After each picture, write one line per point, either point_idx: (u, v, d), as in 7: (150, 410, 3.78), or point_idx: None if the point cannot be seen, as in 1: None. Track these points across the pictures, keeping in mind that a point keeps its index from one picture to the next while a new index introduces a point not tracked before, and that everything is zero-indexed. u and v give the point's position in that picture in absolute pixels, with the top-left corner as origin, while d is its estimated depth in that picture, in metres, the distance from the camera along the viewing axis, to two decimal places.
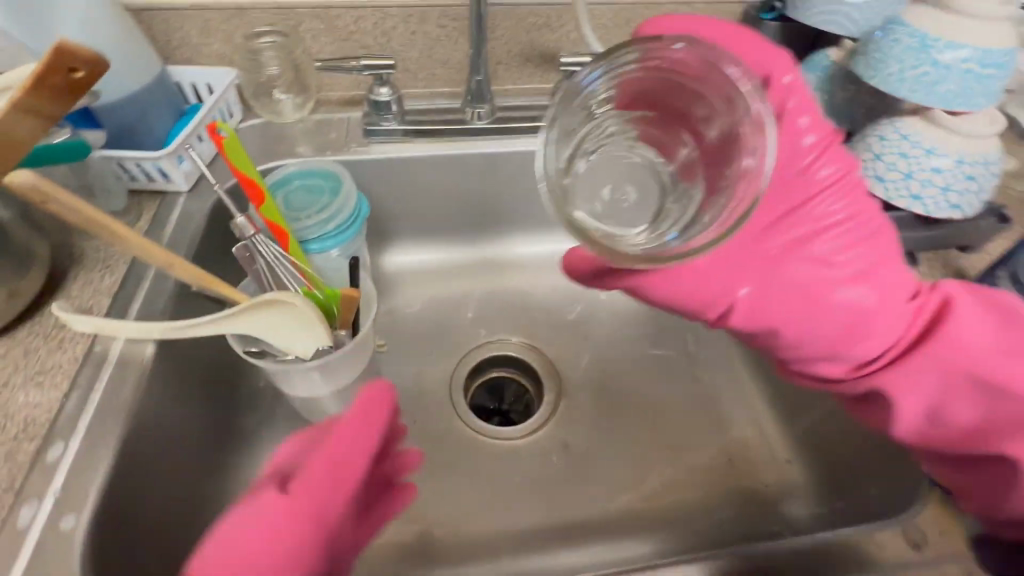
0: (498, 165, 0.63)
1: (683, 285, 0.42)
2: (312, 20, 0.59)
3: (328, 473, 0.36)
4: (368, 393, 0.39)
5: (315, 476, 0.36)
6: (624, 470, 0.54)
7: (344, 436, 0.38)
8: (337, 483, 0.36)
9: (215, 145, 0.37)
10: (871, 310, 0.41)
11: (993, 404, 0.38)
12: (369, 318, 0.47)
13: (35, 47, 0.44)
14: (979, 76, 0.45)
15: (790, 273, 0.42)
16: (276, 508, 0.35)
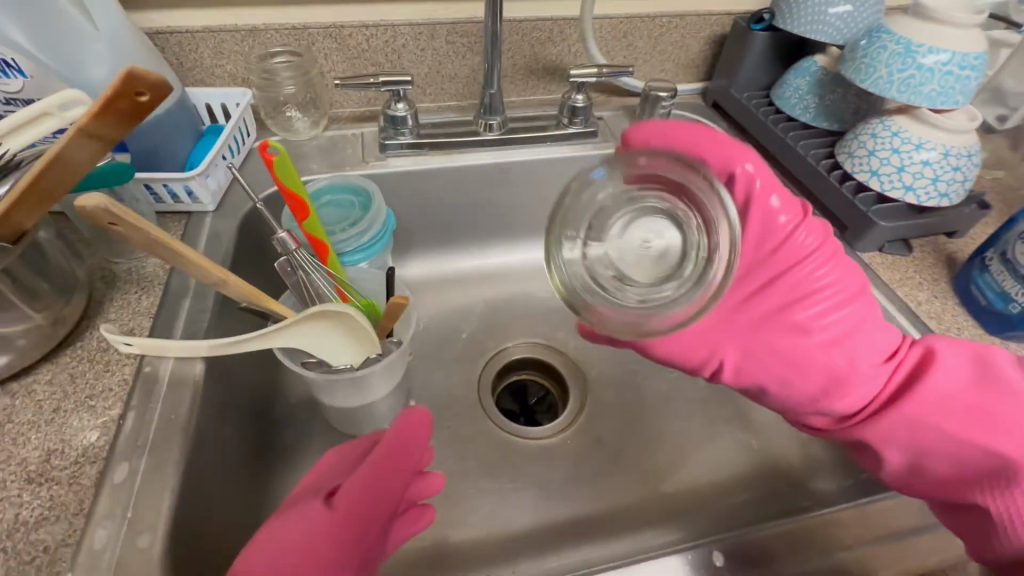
0: (511, 174, 0.65)
1: (673, 350, 0.45)
2: (325, 40, 0.60)
3: (366, 487, 0.39)
4: (409, 420, 0.43)
5: (354, 488, 0.39)
6: (654, 459, 0.56)
7: (383, 455, 0.41)
8: (373, 497, 0.39)
9: (265, 163, 0.38)
10: (851, 377, 0.43)
11: (968, 457, 0.39)
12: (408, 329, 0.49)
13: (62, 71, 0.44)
14: (958, 77, 0.49)
15: (770, 340, 0.44)
16: (318, 514, 0.38)
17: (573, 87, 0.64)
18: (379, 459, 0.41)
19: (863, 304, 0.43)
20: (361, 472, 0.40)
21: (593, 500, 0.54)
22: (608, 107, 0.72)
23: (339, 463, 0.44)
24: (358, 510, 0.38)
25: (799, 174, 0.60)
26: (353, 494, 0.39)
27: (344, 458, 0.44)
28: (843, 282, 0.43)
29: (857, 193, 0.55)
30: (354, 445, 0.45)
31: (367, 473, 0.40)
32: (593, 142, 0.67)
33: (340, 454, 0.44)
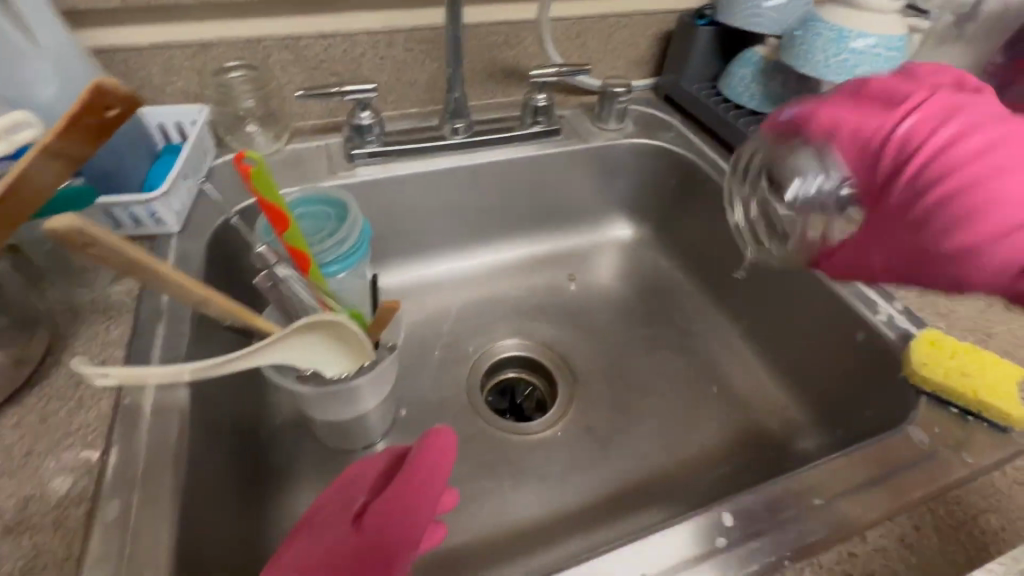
0: (479, 175, 0.66)
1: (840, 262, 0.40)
2: (281, 52, 0.59)
3: (392, 512, 0.38)
4: (438, 440, 0.41)
5: (380, 512, 0.38)
6: (645, 440, 0.58)
7: (410, 482, 0.39)
8: (398, 522, 0.38)
9: (242, 174, 0.37)
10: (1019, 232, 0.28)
11: None
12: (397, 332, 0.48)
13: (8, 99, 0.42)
14: (885, 58, 0.54)
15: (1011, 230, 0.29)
16: (346, 536, 0.38)
17: (535, 87, 0.66)
18: (403, 483, 0.39)
19: (999, 177, 0.29)
20: (387, 497, 0.39)
21: (592, 486, 0.55)
22: (567, 106, 0.74)
23: (360, 477, 0.42)
24: (384, 536, 0.37)
25: None
26: (379, 518, 0.38)
27: (364, 472, 0.43)
28: (927, 217, 0.31)
29: None
30: (376, 460, 0.43)
31: (393, 499, 0.39)
32: (557, 141, 0.69)
33: (362, 467, 0.43)
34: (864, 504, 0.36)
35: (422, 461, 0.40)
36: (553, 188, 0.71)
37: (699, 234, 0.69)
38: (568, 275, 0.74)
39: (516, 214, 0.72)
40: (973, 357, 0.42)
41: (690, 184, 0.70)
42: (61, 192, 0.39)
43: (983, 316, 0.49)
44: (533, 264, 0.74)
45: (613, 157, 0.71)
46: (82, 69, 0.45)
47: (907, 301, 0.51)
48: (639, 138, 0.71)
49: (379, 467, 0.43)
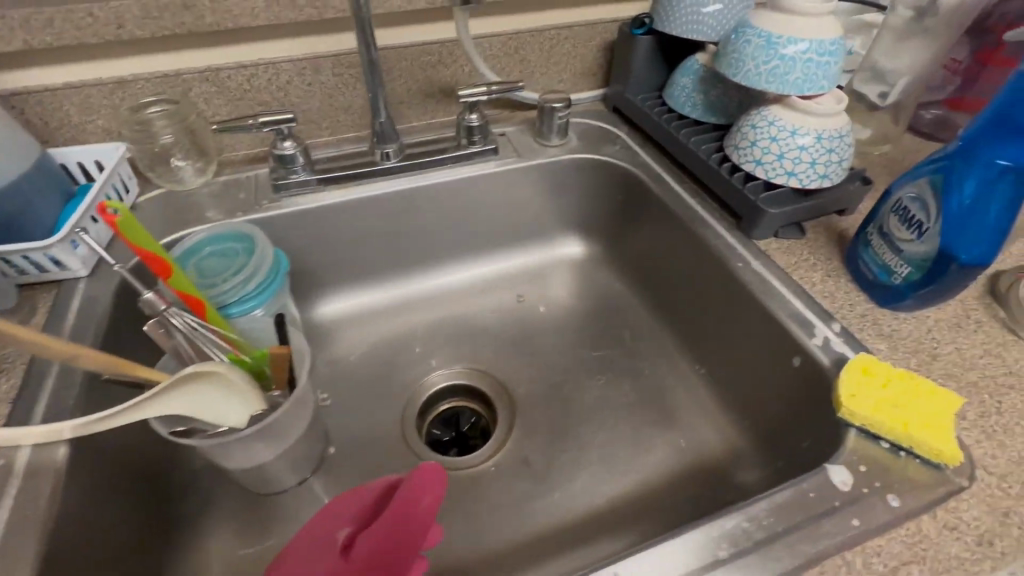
0: (413, 200, 0.64)
1: None
2: (202, 84, 0.58)
3: (382, 543, 0.39)
4: (425, 472, 0.40)
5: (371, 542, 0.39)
6: (584, 472, 0.55)
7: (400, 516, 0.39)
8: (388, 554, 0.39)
9: (109, 226, 0.35)
10: None
11: None
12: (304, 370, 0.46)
13: None
14: (818, 63, 0.51)
15: None
16: (333, 566, 0.38)
17: (465, 107, 0.64)
18: (392, 512, 0.40)
19: None
20: (378, 527, 0.39)
21: (525, 520, 0.52)
22: (509, 123, 0.72)
23: (354, 503, 0.43)
24: (371, 568, 0.38)
25: (694, 170, 0.61)
26: (367, 550, 0.38)
27: (358, 497, 0.43)
28: None
29: (744, 183, 0.56)
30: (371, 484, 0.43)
31: (385, 532, 0.39)
32: (495, 160, 0.67)
33: (357, 493, 0.43)
34: (774, 555, 0.33)
35: (408, 492, 0.40)
36: (495, 207, 0.69)
37: (646, 250, 0.67)
38: (517, 295, 0.72)
39: (459, 236, 0.70)
40: (906, 384, 0.39)
41: (635, 200, 0.67)
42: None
43: (929, 335, 0.46)
44: (480, 287, 0.72)
45: (555, 175, 0.69)
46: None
47: (846, 321, 0.47)
48: (583, 154, 0.69)
49: (372, 492, 0.42)
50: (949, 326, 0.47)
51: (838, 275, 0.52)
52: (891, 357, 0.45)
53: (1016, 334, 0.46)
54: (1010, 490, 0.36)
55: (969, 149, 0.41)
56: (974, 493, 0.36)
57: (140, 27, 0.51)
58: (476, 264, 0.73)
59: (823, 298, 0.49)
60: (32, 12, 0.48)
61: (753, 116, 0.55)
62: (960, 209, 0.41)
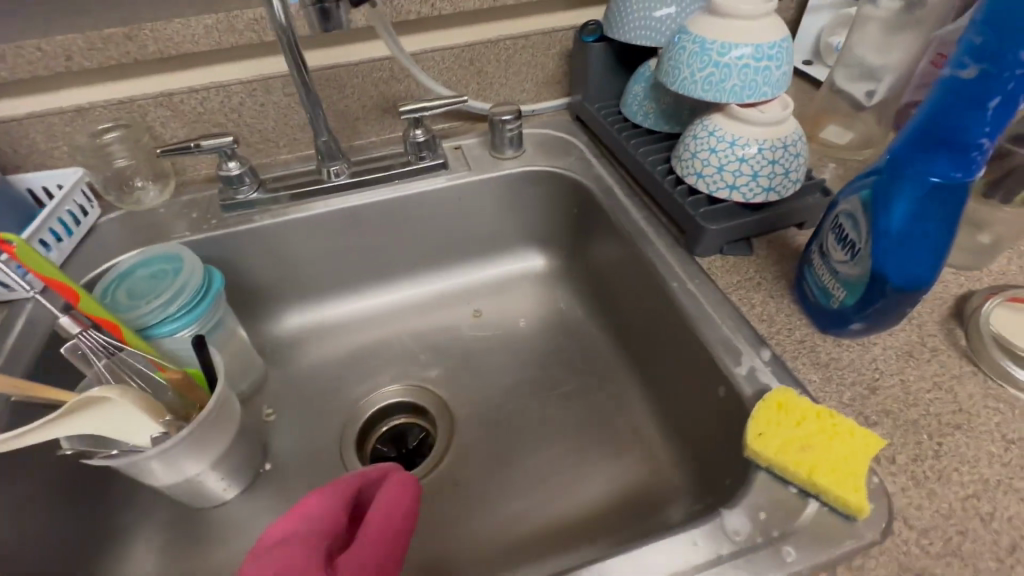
0: (361, 217, 0.65)
1: None
2: (157, 108, 0.60)
3: (377, 544, 0.40)
4: (404, 482, 0.44)
5: (364, 545, 0.39)
6: (515, 498, 0.54)
7: (393, 515, 0.41)
8: (381, 555, 0.39)
9: (8, 254, 0.38)
10: None
11: None
12: (222, 377, 0.47)
13: None
14: (757, 69, 0.47)
15: None
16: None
17: (410, 123, 0.63)
18: (382, 511, 0.41)
19: None
20: (367, 537, 0.40)
21: (450, 546, 0.51)
22: (466, 136, 0.71)
23: (325, 506, 0.41)
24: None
25: (644, 183, 0.59)
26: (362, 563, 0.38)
27: (330, 500, 0.41)
28: None
29: (687, 196, 0.53)
30: (338, 483, 0.43)
31: (379, 533, 0.40)
32: (446, 174, 0.66)
33: (328, 493, 0.42)
34: None
35: (391, 502, 0.42)
36: (448, 223, 0.69)
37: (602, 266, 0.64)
38: (473, 310, 0.71)
39: (415, 251, 0.70)
40: (822, 424, 0.36)
41: (592, 213, 0.65)
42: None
43: (872, 365, 0.42)
44: (436, 301, 0.71)
45: (509, 190, 0.68)
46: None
47: (781, 348, 0.44)
48: (537, 166, 0.67)
49: (344, 493, 0.42)
50: (898, 354, 0.42)
51: (781, 297, 0.48)
52: (823, 390, 0.41)
53: (976, 365, 0.41)
54: (929, 548, 0.32)
55: (894, 169, 0.36)
56: (885, 551, 0.32)
57: (89, 58, 0.54)
58: (433, 279, 0.72)
59: (759, 323, 0.46)
60: None
61: (694, 127, 0.52)
62: (893, 236, 0.37)
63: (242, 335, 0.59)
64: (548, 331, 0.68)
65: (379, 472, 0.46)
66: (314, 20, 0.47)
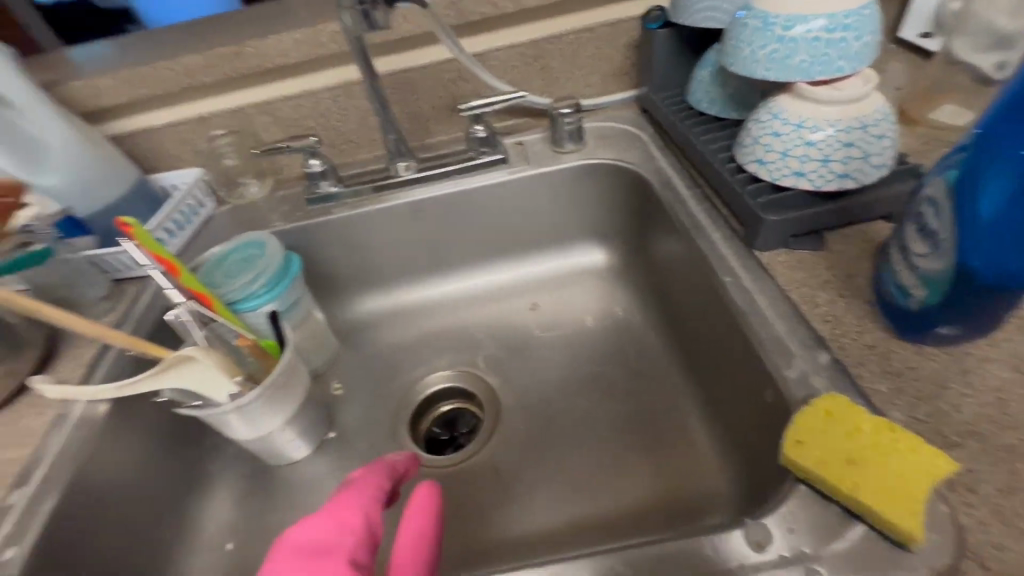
0: (425, 211, 0.68)
1: None
2: (259, 116, 0.68)
3: (421, 537, 0.40)
4: (425, 490, 0.43)
5: (411, 538, 0.39)
6: (554, 490, 0.54)
7: (431, 510, 0.41)
8: (428, 549, 0.39)
9: (126, 236, 0.45)
10: None
11: None
12: (290, 349, 0.53)
13: (27, 172, 0.56)
14: (830, 42, 0.42)
15: None
16: None
17: (472, 119, 0.66)
18: (422, 505, 0.41)
19: None
20: (409, 542, 0.39)
21: (484, 529, 0.52)
22: (529, 131, 0.72)
23: (365, 509, 0.41)
24: None
25: (706, 173, 0.55)
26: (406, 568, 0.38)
27: (370, 497, 0.42)
28: None
29: (748, 185, 0.49)
30: (367, 479, 0.44)
31: (423, 525, 0.40)
32: (506, 169, 0.68)
33: (365, 490, 0.43)
34: None
35: (420, 505, 0.41)
36: (508, 217, 0.70)
37: (662, 261, 0.62)
38: (530, 304, 0.72)
39: (476, 243, 0.72)
40: (879, 439, 0.31)
41: (653, 207, 0.62)
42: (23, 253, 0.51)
43: (960, 379, 0.36)
44: (496, 293, 0.73)
45: (569, 184, 0.68)
46: (56, 134, 0.56)
47: (844, 353, 0.39)
48: (598, 159, 0.66)
49: (377, 488, 0.44)
50: (998, 369, 0.36)
51: (852, 296, 0.43)
52: (892, 402, 0.36)
53: None
54: None
55: (987, 144, 0.31)
56: None
57: (207, 74, 0.64)
58: (493, 271, 0.74)
59: (822, 324, 0.41)
60: (135, 71, 0.63)
61: (757, 109, 0.48)
62: (986, 224, 0.31)
63: (318, 317, 0.65)
64: (603, 328, 0.67)
65: (402, 469, 0.48)
66: (358, 24, 0.54)
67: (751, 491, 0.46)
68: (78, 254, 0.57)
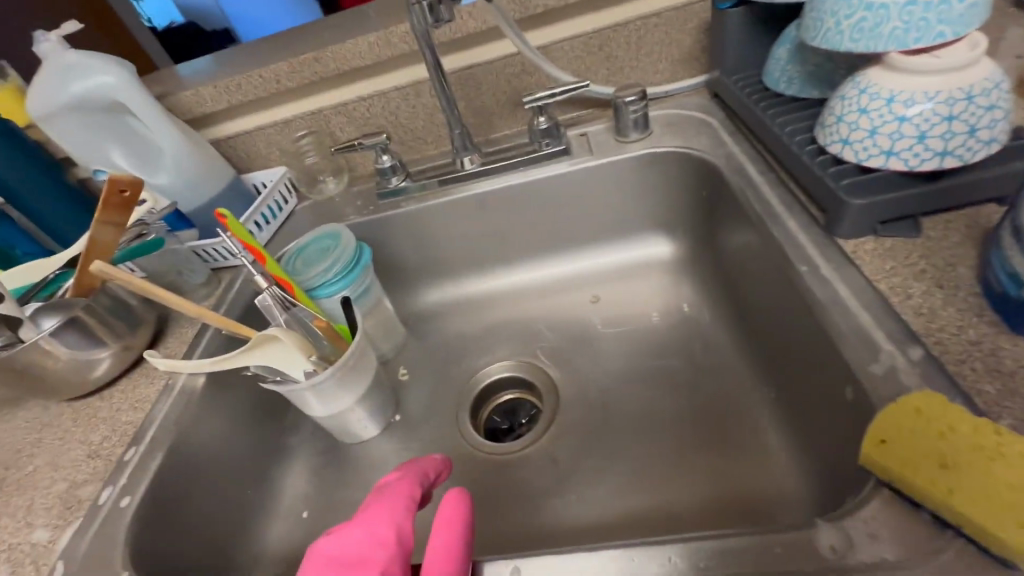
0: (488, 204, 0.70)
1: None
2: (337, 116, 0.73)
3: (449, 556, 0.34)
4: (453, 499, 0.37)
5: (437, 557, 0.34)
6: (613, 483, 0.53)
7: (461, 521, 0.36)
8: (458, 568, 0.34)
9: (222, 225, 0.51)
10: None
11: None
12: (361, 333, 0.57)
13: (144, 172, 0.64)
14: (930, 5, 0.38)
15: None
16: None
17: (535, 111, 0.66)
18: (449, 516, 0.36)
19: None
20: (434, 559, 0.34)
21: (542, 516, 0.53)
22: (593, 122, 0.71)
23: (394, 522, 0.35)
24: None
25: (782, 158, 0.52)
26: None
27: (401, 504, 0.36)
28: None
29: (830, 167, 0.45)
30: (397, 483, 0.38)
31: (449, 540, 0.35)
32: (569, 160, 0.68)
33: (395, 497, 0.37)
34: None
35: (445, 515, 0.36)
36: (570, 209, 0.70)
37: (733, 252, 0.59)
38: (592, 296, 0.71)
39: (538, 235, 0.72)
40: (980, 441, 0.28)
41: (721, 196, 0.60)
42: (139, 241, 0.60)
43: None
44: (557, 285, 0.73)
45: (633, 173, 0.67)
46: (168, 137, 0.62)
47: (941, 349, 0.35)
48: (664, 148, 0.64)
49: (410, 494, 0.38)
50: None
51: (953, 288, 0.38)
52: (999, 405, 0.32)
53: None
54: None
55: None
56: None
57: (292, 79, 0.69)
58: (554, 263, 0.74)
59: (914, 318, 0.38)
60: (232, 80, 0.69)
61: (842, 86, 0.44)
62: None
63: (387, 306, 0.69)
64: (668, 321, 0.65)
65: (434, 471, 0.41)
66: (424, 18, 0.56)
67: (827, 495, 0.42)
68: (185, 245, 0.64)
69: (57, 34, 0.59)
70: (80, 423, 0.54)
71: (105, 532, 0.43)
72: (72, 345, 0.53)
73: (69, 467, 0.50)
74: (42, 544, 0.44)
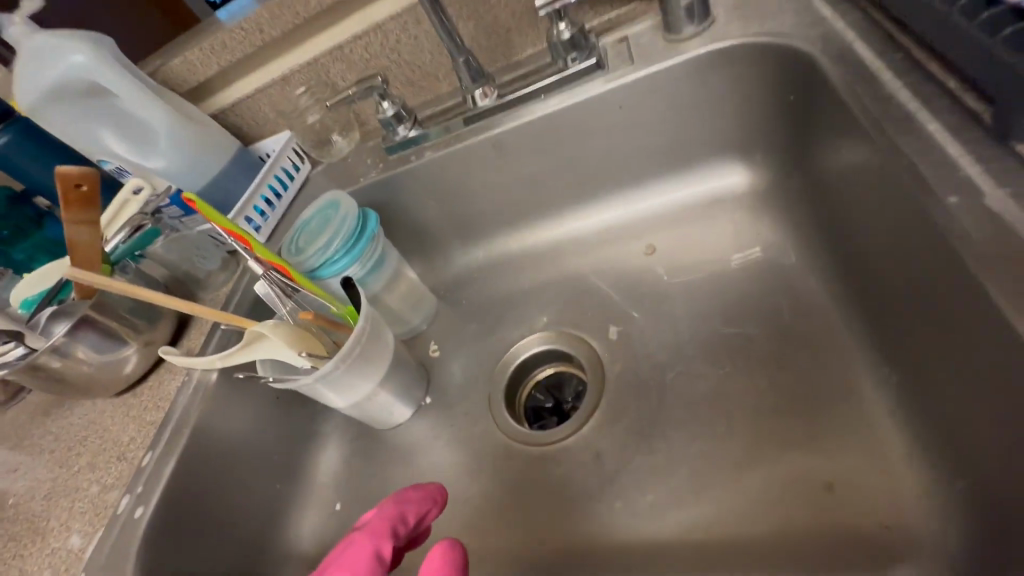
0: (507, 148, 0.58)
1: None
2: (334, 63, 0.63)
3: None
4: (444, 551, 0.36)
5: None
6: (666, 487, 0.43)
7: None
8: None
9: (193, 208, 0.44)
10: None
11: None
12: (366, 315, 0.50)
13: (141, 156, 0.60)
14: None
15: None
16: None
17: (552, 18, 0.51)
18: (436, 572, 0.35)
19: None
20: None
21: (581, 520, 0.45)
22: (636, 21, 0.54)
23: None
24: None
25: (922, 25, 0.34)
26: None
27: (364, 561, 0.38)
28: None
29: (1004, 28, 0.29)
30: (370, 531, 0.39)
31: None
32: (603, 77, 0.53)
33: (363, 547, 0.38)
34: None
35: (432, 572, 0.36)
36: (610, 141, 0.56)
37: (839, 176, 0.42)
38: (645, 247, 0.58)
39: (575, 177, 0.59)
40: None
41: (817, 98, 0.43)
42: (138, 234, 0.58)
43: None
44: (603, 236, 0.60)
45: (689, 83, 0.51)
46: (155, 112, 0.57)
47: None
48: (730, 43, 0.47)
49: (381, 547, 0.39)
50: None
51: None
52: None
53: None
54: None
55: None
56: None
57: (274, 27, 0.60)
58: (599, 209, 0.61)
59: None
60: (213, 38, 0.61)
61: None
62: None
63: (411, 277, 0.61)
64: (744, 274, 0.51)
65: (416, 514, 0.41)
66: None
67: (1008, 533, 0.30)
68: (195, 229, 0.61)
69: (22, 15, 0.55)
70: (114, 421, 0.54)
71: (125, 542, 0.44)
72: (94, 346, 0.52)
73: (102, 468, 0.51)
74: (75, 550, 0.46)
